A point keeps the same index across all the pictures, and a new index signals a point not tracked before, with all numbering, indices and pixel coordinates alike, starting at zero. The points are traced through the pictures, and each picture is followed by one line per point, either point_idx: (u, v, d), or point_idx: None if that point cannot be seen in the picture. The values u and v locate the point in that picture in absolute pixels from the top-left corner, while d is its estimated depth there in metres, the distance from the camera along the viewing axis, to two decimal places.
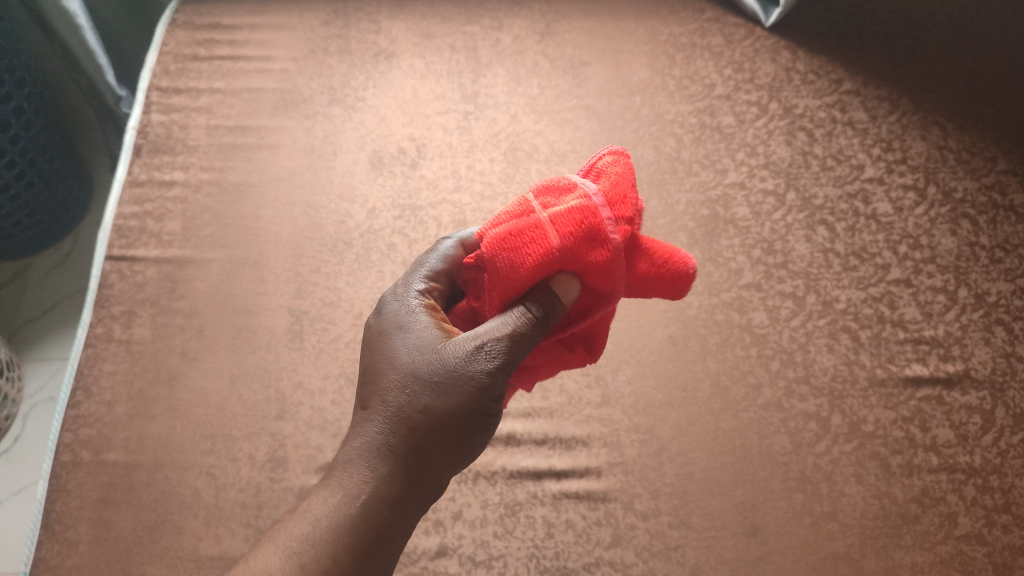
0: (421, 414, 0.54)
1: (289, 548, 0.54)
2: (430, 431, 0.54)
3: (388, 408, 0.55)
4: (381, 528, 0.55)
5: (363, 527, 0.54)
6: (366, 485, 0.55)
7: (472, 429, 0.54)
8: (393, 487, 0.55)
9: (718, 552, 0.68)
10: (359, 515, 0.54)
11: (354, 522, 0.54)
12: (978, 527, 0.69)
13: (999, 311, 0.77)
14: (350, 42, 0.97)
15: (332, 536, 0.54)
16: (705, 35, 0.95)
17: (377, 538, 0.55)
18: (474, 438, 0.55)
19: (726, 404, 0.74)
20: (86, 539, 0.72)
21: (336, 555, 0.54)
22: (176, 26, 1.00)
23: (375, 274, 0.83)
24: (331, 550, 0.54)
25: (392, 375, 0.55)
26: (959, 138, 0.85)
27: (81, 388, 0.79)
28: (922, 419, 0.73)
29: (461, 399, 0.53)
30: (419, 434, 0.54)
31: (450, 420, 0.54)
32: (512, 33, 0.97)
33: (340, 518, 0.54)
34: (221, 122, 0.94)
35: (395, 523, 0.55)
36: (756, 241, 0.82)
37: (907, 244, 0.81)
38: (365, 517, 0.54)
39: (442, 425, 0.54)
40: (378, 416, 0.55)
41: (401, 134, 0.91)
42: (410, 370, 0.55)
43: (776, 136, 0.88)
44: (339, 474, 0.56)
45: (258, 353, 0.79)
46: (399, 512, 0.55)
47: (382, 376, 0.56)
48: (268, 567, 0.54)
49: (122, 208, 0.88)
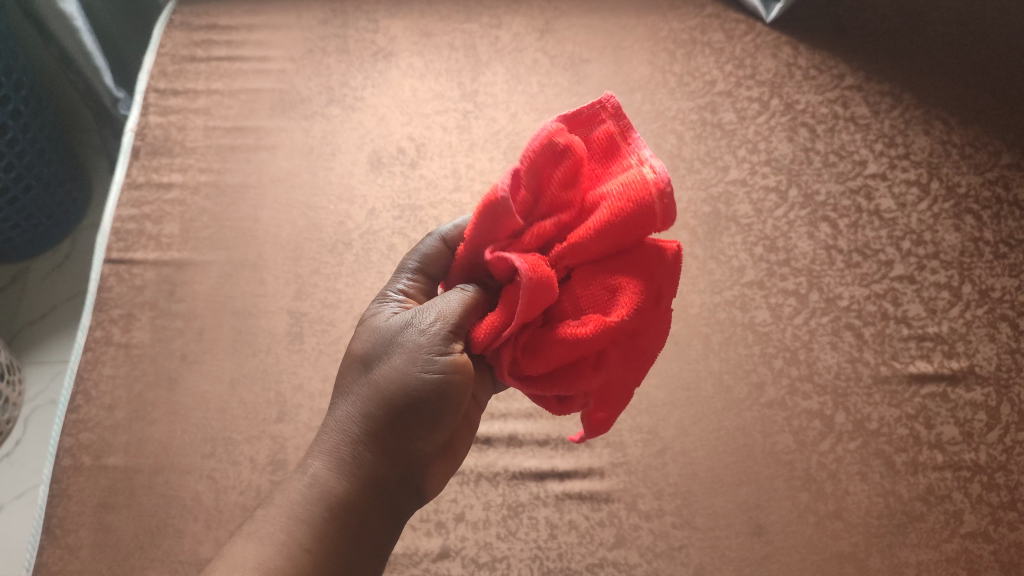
0: (371, 387, 0.54)
1: (252, 528, 0.54)
2: (382, 404, 0.53)
3: (354, 390, 0.55)
4: (339, 506, 0.53)
5: (320, 504, 0.53)
6: (325, 463, 0.54)
7: (429, 404, 0.53)
8: (351, 464, 0.54)
9: (722, 552, 0.68)
10: (316, 492, 0.53)
11: (310, 499, 0.53)
12: (984, 525, 0.68)
13: (1003, 307, 0.76)
14: (348, 42, 0.97)
15: (290, 513, 0.53)
16: (705, 32, 0.94)
17: (336, 517, 0.53)
18: (429, 411, 0.53)
19: (729, 403, 0.74)
20: (86, 544, 0.72)
21: (295, 532, 0.52)
22: (173, 27, 0.99)
23: (375, 275, 0.82)
24: (290, 527, 0.53)
25: (352, 357, 0.57)
26: (962, 132, 0.85)
27: (81, 392, 0.79)
28: (927, 416, 0.72)
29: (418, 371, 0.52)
30: (372, 408, 0.54)
31: (407, 395, 0.53)
32: (510, 31, 0.96)
33: (298, 495, 0.54)
34: (220, 123, 0.93)
35: (356, 504, 0.54)
36: (758, 239, 0.81)
37: (910, 240, 0.80)
38: (323, 495, 0.53)
39: (401, 400, 0.53)
40: (346, 399, 0.55)
41: (400, 134, 0.90)
42: (374, 350, 0.55)
43: (778, 133, 0.87)
44: (303, 457, 0.56)
45: (259, 355, 0.79)
46: (358, 490, 0.54)
47: (345, 361, 0.57)
48: (233, 556, 0.52)
49: (120, 210, 0.88)
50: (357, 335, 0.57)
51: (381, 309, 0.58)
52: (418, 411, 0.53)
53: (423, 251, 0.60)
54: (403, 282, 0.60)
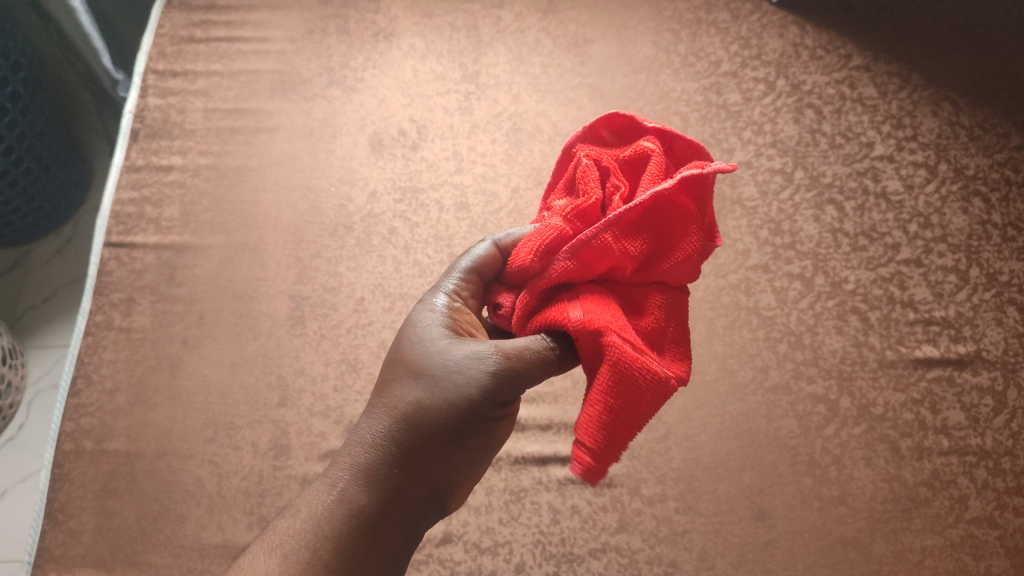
0: (422, 415, 0.53)
1: (276, 542, 0.53)
2: (421, 431, 0.53)
3: (389, 403, 0.54)
4: (368, 527, 0.53)
5: (347, 524, 0.52)
6: (353, 479, 0.53)
7: (467, 437, 0.53)
8: (382, 483, 0.53)
9: (725, 537, 0.68)
10: (343, 510, 0.52)
11: (340, 516, 0.52)
12: (988, 510, 0.68)
13: (1011, 291, 0.75)
14: (349, 23, 0.95)
15: (315, 530, 0.52)
16: (710, 11, 0.92)
17: (364, 536, 0.52)
18: (473, 439, 0.53)
19: (733, 387, 0.73)
20: (88, 529, 0.72)
21: (319, 551, 0.51)
22: (171, 8, 0.98)
23: (376, 258, 0.82)
24: (315, 546, 0.52)
25: (398, 368, 0.55)
26: (971, 114, 0.83)
27: (82, 376, 0.79)
28: (933, 401, 0.72)
29: (459, 397, 0.52)
30: (416, 430, 0.53)
31: (445, 421, 0.52)
32: (513, 10, 0.94)
33: (325, 512, 0.53)
34: (219, 105, 0.92)
35: (384, 523, 0.53)
36: (763, 222, 0.80)
37: (917, 223, 0.79)
38: (350, 514, 0.52)
39: (439, 426, 0.52)
40: (379, 411, 0.54)
41: (402, 116, 0.89)
42: (415, 363, 0.54)
43: (784, 114, 0.86)
44: (329, 468, 0.55)
45: (259, 339, 0.78)
46: (389, 514, 0.53)
47: (386, 370, 0.56)
48: (256, 567, 0.52)
49: (120, 194, 0.87)
50: (411, 348, 0.54)
51: (432, 317, 0.56)
52: (462, 437, 0.53)
53: (475, 255, 0.57)
54: (451, 280, 0.57)
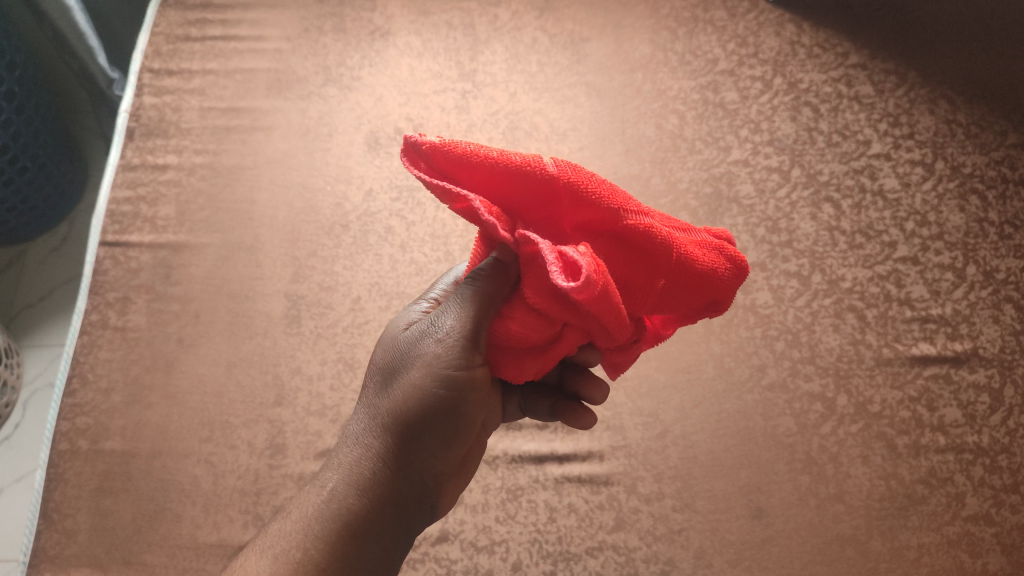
0: (393, 401, 0.53)
1: (267, 543, 0.53)
2: (393, 418, 0.52)
3: (369, 399, 0.55)
4: (356, 523, 0.52)
5: (337, 523, 0.52)
6: (341, 478, 0.53)
7: (440, 417, 0.52)
8: (366, 478, 0.53)
9: (722, 535, 0.68)
10: (332, 509, 0.53)
11: (329, 514, 0.52)
12: (985, 507, 0.68)
13: (1008, 289, 0.75)
14: (345, 21, 0.95)
15: (305, 530, 0.52)
16: (707, 9, 0.92)
17: (352, 533, 0.52)
18: (450, 421, 0.52)
19: (730, 385, 0.73)
20: (84, 528, 0.72)
21: (312, 551, 0.51)
22: (167, 6, 0.97)
23: (373, 257, 0.81)
24: (306, 546, 0.52)
25: (375, 367, 0.56)
26: (968, 112, 0.83)
27: (77, 376, 0.79)
28: (930, 398, 0.72)
29: (422, 376, 0.51)
30: (391, 419, 0.52)
31: (413, 405, 0.52)
32: (509, 8, 0.94)
33: (316, 512, 0.53)
34: (215, 103, 0.92)
35: (371, 517, 0.53)
36: (760, 220, 0.80)
37: (913, 221, 0.79)
38: (338, 512, 0.52)
39: (409, 410, 0.52)
40: (361, 409, 0.55)
41: (398, 115, 0.89)
42: (386, 356, 0.55)
43: (780, 112, 0.86)
44: (321, 471, 0.55)
45: (255, 339, 0.78)
46: (375, 507, 0.53)
47: (368, 372, 0.57)
48: (246, 567, 0.52)
49: (115, 193, 0.87)
50: (384, 345, 0.56)
51: (407, 316, 0.58)
52: (435, 419, 0.52)
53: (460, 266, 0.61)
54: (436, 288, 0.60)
